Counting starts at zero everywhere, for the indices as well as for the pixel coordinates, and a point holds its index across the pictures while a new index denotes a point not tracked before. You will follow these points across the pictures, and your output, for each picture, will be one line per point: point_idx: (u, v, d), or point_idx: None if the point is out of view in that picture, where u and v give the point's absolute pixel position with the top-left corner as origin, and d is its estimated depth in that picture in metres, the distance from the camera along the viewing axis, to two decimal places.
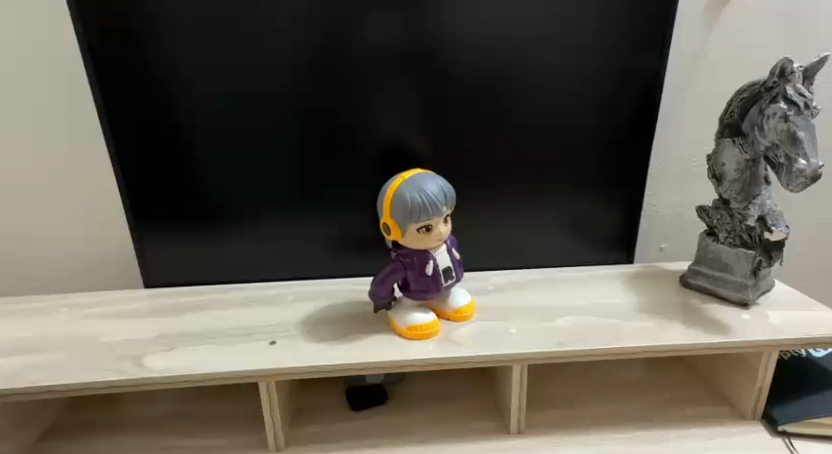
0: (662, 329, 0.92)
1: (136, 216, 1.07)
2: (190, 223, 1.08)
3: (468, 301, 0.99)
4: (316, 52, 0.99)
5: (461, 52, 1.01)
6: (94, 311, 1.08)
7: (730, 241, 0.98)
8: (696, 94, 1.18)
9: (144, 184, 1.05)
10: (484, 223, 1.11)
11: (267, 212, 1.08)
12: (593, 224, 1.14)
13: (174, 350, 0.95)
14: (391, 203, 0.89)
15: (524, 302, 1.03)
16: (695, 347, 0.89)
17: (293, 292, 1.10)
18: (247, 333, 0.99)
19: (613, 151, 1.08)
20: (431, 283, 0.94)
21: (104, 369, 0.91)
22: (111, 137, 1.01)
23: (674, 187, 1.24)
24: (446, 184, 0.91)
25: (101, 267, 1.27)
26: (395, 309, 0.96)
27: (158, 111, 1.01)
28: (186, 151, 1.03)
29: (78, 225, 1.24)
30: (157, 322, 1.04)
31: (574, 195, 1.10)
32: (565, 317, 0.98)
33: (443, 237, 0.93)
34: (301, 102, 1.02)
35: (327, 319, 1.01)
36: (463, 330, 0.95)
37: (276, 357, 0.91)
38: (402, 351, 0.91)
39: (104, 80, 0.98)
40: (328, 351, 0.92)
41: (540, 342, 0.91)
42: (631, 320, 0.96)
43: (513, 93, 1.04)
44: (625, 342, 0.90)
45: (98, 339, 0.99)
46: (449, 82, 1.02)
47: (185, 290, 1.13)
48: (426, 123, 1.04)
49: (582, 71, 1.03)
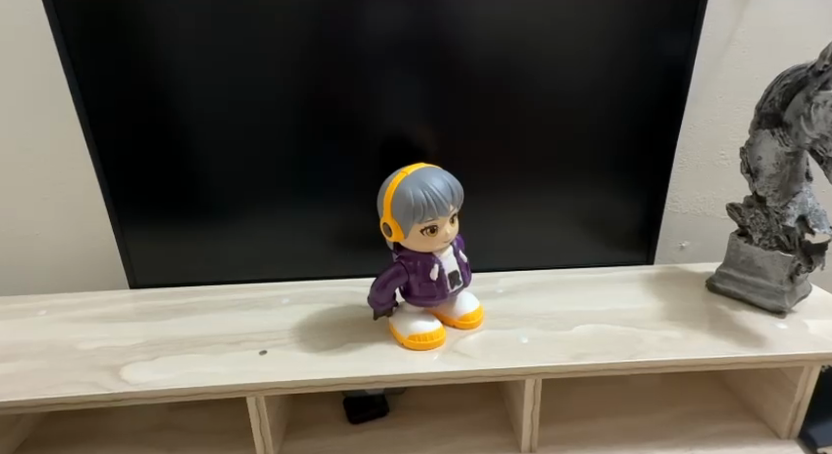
0: (689, 341, 0.84)
1: (119, 215, 0.99)
2: (177, 221, 1.00)
3: (476, 308, 0.91)
4: (310, 37, 0.90)
5: (469, 38, 0.92)
6: (75, 315, 1.01)
7: (764, 243, 0.89)
8: (725, 81, 1.09)
9: (127, 181, 0.97)
10: (493, 220, 1.03)
11: (258, 210, 1.00)
12: (611, 223, 1.05)
13: (157, 360, 0.87)
14: (391, 200, 0.81)
15: (536, 307, 0.95)
16: (728, 361, 0.81)
17: (287, 295, 1.03)
18: (235, 341, 0.91)
19: (635, 145, 1.00)
20: (435, 289, 0.86)
21: (79, 381, 0.83)
22: (90, 130, 0.93)
23: (699, 183, 1.15)
24: (452, 179, 0.82)
25: (85, 264, 1.20)
26: (397, 316, 0.88)
27: (140, 102, 0.92)
28: (170, 145, 0.95)
29: (61, 220, 1.16)
30: (140, 328, 0.96)
31: (590, 191, 1.02)
32: (581, 325, 0.90)
33: (449, 238, 0.84)
34: (294, 92, 0.93)
35: (322, 325, 0.93)
36: (470, 340, 0.87)
37: (266, 370, 0.83)
38: (404, 364, 0.83)
39: (80, 67, 0.90)
40: (323, 363, 0.84)
41: (555, 354, 0.83)
42: (655, 329, 0.87)
43: (526, 85, 0.95)
44: (649, 356, 0.82)
45: (76, 347, 0.92)
46: (457, 72, 0.93)
47: (173, 291, 1.05)
48: (430, 115, 0.95)
49: (602, 59, 0.94)
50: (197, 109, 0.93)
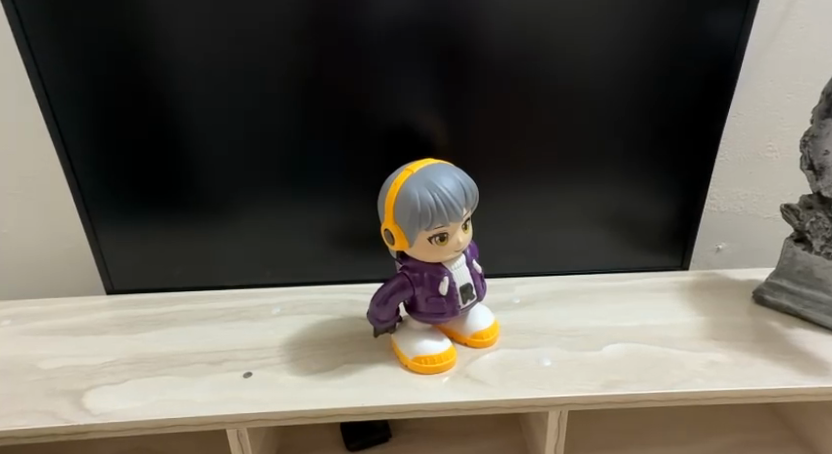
0: (740, 367, 0.73)
1: (90, 214, 0.87)
2: (154, 222, 0.89)
3: (491, 323, 0.79)
4: (301, 13, 0.77)
5: (488, 16, 0.79)
6: (40, 325, 0.90)
7: (827, 251, 0.78)
8: (777, 63, 0.96)
9: (98, 178, 0.85)
10: (509, 221, 0.91)
11: (246, 210, 0.88)
12: (643, 225, 0.93)
13: (125, 385, 0.76)
14: (394, 204, 0.69)
15: (559, 321, 0.84)
16: (787, 393, 0.70)
17: (279, 304, 0.91)
18: (217, 360, 0.80)
19: (676, 138, 0.87)
20: (444, 305, 0.75)
21: (35, 411, 0.72)
22: (53, 122, 0.81)
23: (740, 177, 1.03)
24: (465, 179, 0.70)
25: (60, 262, 1.09)
26: (400, 334, 0.77)
27: (103, 88, 0.80)
28: (141, 137, 0.83)
29: (30, 215, 1.05)
30: (110, 344, 0.85)
31: (622, 188, 0.90)
32: (612, 343, 0.79)
33: (460, 247, 0.73)
34: (286, 78, 0.80)
35: (316, 342, 0.82)
36: (485, 362, 0.76)
37: (252, 396, 0.73)
38: (409, 392, 0.72)
39: (37, 51, 0.77)
40: (315, 389, 0.73)
41: (584, 381, 0.72)
42: (698, 351, 0.77)
43: (553, 70, 0.82)
44: (695, 385, 0.71)
45: (36, 366, 0.81)
46: (474, 56, 0.80)
47: (151, 299, 0.94)
48: (441, 102, 0.83)
49: (643, 41, 0.81)
50: (175, 97, 0.81)
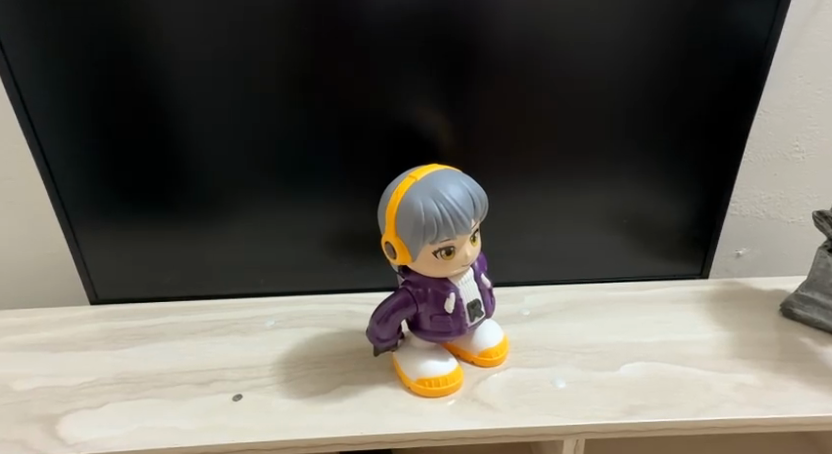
0: (771, 391, 0.68)
1: (69, 221, 0.81)
2: (138, 229, 0.83)
3: (501, 341, 0.73)
4: (296, 4, 0.70)
5: (500, 8, 0.72)
6: (17, 339, 0.84)
7: None
8: (808, 57, 0.89)
9: (76, 182, 0.79)
10: (519, 227, 0.85)
11: (237, 216, 0.82)
12: (663, 231, 0.87)
13: (104, 409, 0.71)
14: (396, 214, 0.63)
15: (573, 336, 0.78)
16: (822, 420, 0.65)
17: (273, 315, 0.85)
18: (204, 381, 0.74)
19: (700, 139, 0.81)
20: (450, 323, 0.69)
21: (6, 440, 0.67)
22: (29, 124, 0.75)
23: (764, 178, 0.97)
24: (474, 186, 0.64)
25: (41, 269, 1.03)
26: (402, 353, 0.71)
27: (81, 87, 0.73)
28: (125, 139, 0.76)
29: (7, 219, 0.99)
30: (90, 361, 0.79)
31: (640, 192, 0.84)
32: (631, 363, 0.73)
33: (468, 261, 0.67)
34: (280, 74, 0.74)
35: (311, 360, 0.76)
36: (494, 384, 0.70)
37: (241, 423, 0.67)
38: (413, 418, 0.66)
39: (9, 48, 0.71)
40: (310, 415, 0.67)
41: (602, 407, 0.66)
42: (724, 372, 0.71)
43: (568, 66, 0.76)
44: (724, 412, 0.65)
45: (9, 387, 0.75)
46: (485, 51, 0.74)
47: (136, 310, 0.88)
48: (448, 101, 0.77)
49: (668, 34, 0.74)
50: (161, 95, 0.74)
